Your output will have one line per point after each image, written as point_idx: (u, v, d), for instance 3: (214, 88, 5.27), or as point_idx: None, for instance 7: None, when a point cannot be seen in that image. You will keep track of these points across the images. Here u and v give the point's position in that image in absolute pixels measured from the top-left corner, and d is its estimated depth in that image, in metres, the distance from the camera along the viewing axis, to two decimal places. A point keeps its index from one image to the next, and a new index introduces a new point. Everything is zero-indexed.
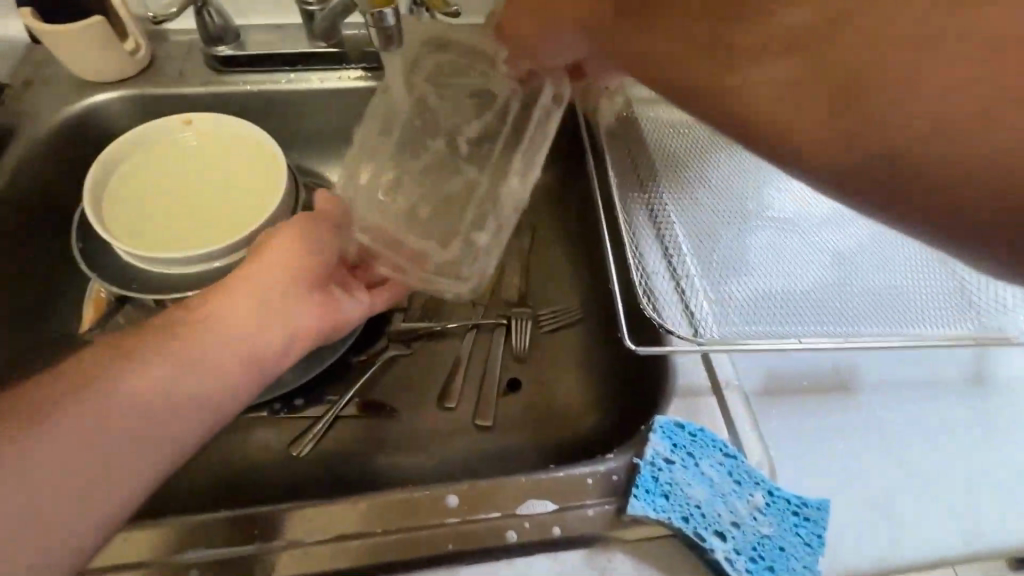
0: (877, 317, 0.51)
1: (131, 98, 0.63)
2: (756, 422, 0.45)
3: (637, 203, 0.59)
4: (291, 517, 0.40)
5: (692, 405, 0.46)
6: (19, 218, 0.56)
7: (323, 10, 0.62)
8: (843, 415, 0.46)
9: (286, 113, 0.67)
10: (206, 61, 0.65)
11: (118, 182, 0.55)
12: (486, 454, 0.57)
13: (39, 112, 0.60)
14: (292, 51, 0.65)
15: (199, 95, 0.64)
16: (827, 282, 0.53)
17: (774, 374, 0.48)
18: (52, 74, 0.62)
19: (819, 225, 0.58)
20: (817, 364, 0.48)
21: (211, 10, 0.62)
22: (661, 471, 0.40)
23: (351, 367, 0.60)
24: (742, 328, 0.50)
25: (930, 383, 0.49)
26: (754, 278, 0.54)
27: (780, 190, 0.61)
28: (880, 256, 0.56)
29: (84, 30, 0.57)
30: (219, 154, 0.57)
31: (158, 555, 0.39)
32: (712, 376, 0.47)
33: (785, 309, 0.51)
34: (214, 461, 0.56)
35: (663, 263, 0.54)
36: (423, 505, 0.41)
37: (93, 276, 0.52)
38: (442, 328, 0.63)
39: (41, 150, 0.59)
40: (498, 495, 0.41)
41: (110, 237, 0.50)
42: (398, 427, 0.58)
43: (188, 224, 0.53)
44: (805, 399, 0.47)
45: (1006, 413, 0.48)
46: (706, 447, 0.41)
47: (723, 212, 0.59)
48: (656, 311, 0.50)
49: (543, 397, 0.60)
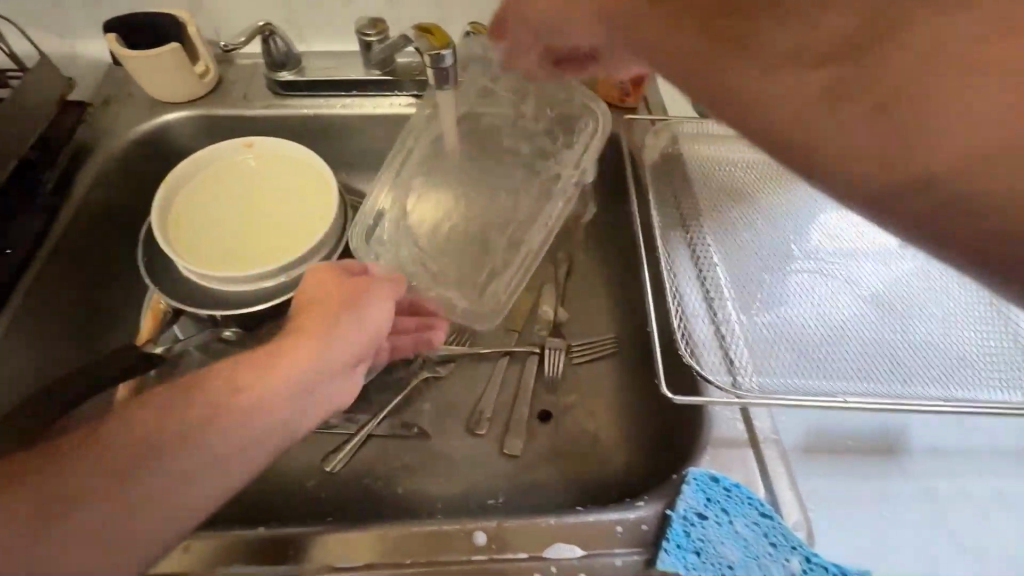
0: (925, 375, 0.49)
1: (199, 117, 0.67)
2: (794, 479, 0.44)
3: (679, 241, 0.58)
4: (323, 541, 0.41)
5: (728, 457, 0.45)
6: (95, 231, 0.60)
7: (380, 43, 0.64)
8: (889, 479, 0.45)
9: (341, 136, 0.70)
10: (268, 84, 0.69)
11: (183, 200, 0.58)
12: (513, 483, 0.57)
13: (115, 129, 0.64)
14: (348, 77, 0.67)
15: (260, 117, 0.68)
16: (871, 335, 0.52)
17: (815, 431, 0.46)
18: (129, 94, 0.67)
19: (863, 273, 0.57)
20: (863, 425, 0.47)
21: (276, 37, 0.65)
22: (693, 527, 0.39)
23: (386, 386, 0.62)
24: (782, 378, 0.49)
25: (985, 452, 0.46)
26: (795, 326, 0.53)
27: (824, 234, 0.60)
28: (924, 309, 0.54)
29: (161, 56, 0.61)
30: (275, 177, 0.61)
31: (195, 567, 0.41)
32: (749, 430, 0.46)
33: (826, 362, 0.50)
34: (252, 471, 0.58)
35: (702, 305, 0.54)
36: (452, 540, 0.41)
37: (156, 289, 0.55)
38: (476, 353, 0.64)
39: (116, 166, 0.63)
40: (526, 535, 0.41)
41: (173, 253, 0.53)
42: (428, 449, 0.59)
43: (244, 243, 0.56)
44: (844, 459, 0.45)
45: None
46: (740, 504, 0.40)
47: (768, 255, 0.58)
48: (694, 356, 0.49)
49: (573, 429, 0.60)
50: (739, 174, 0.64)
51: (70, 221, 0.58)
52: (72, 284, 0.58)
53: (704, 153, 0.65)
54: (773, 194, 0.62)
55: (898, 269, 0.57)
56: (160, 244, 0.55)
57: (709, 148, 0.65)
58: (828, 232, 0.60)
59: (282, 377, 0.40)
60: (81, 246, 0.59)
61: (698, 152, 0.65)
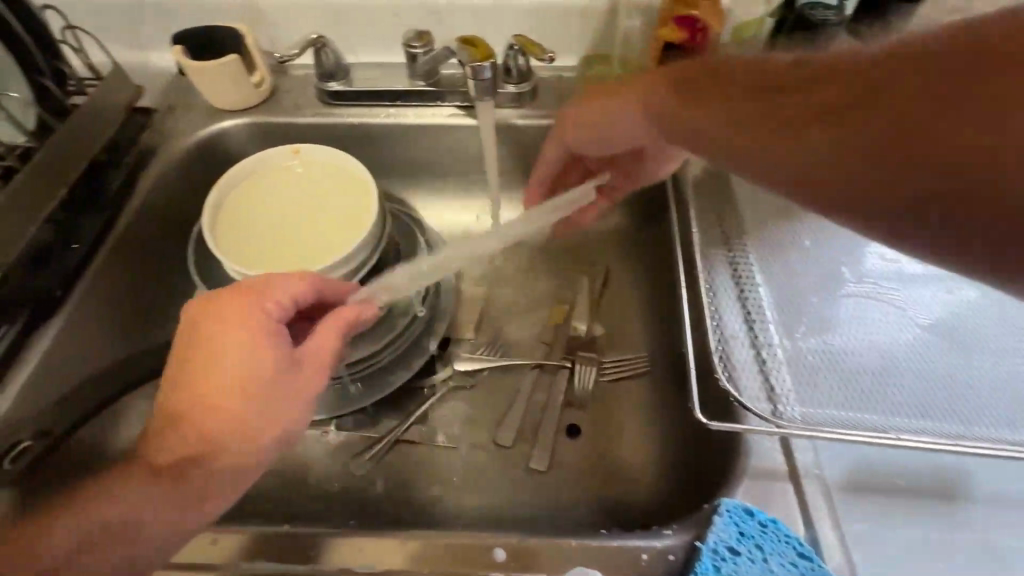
0: (992, 416, 0.45)
1: (253, 125, 0.70)
2: (837, 520, 0.41)
3: (720, 260, 0.56)
4: (343, 545, 0.42)
5: (765, 490, 0.42)
6: (153, 231, 0.64)
7: (426, 54, 0.66)
8: (947, 528, 0.41)
9: (383, 144, 0.72)
10: (317, 94, 0.71)
11: (233, 201, 0.61)
12: (538, 500, 0.57)
13: (176, 134, 0.68)
14: (393, 88, 0.69)
15: (308, 125, 0.70)
16: (931, 369, 0.48)
17: (863, 469, 0.43)
18: (191, 102, 0.71)
19: (923, 301, 0.53)
20: (917, 465, 0.43)
21: (327, 49, 0.67)
22: (724, 562, 0.37)
23: (415, 392, 0.63)
24: (827, 410, 0.46)
25: None
26: (844, 354, 0.50)
27: (880, 259, 0.56)
28: (991, 343, 0.50)
29: (221, 66, 0.64)
30: (320, 183, 0.63)
31: (221, 560, 0.42)
32: (789, 462, 0.43)
33: (879, 395, 0.47)
34: (283, 468, 0.59)
35: (743, 327, 0.51)
36: (473, 554, 0.41)
37: (204, 286, 0.58)
38: (507, 363, 0.64)
39: (175, 168, 0.67)
40: (547, 556, 0.40)
41: (220, 253, 0.56)
42: (454, 458, 0.60)
43: (285, 246, 0.59)
44: (894, 501, 0.42)
45: None
46: (777, 542, 0.37)
47: (815, 278, 0.55)
48: (731, 380, 0.47)
49: (601, 448, 0.59)
50: None
51: (131, 219, 0.61)
52: (128, 279, 0.61)
53: None
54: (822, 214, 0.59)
55: (963, 299, 0.53)
56: (209, 243, 0.57)
57: None
58: (883, 257, 0.56)
59: (283, 405, 0.41)
60: (137, 243, 0.62)
61: None
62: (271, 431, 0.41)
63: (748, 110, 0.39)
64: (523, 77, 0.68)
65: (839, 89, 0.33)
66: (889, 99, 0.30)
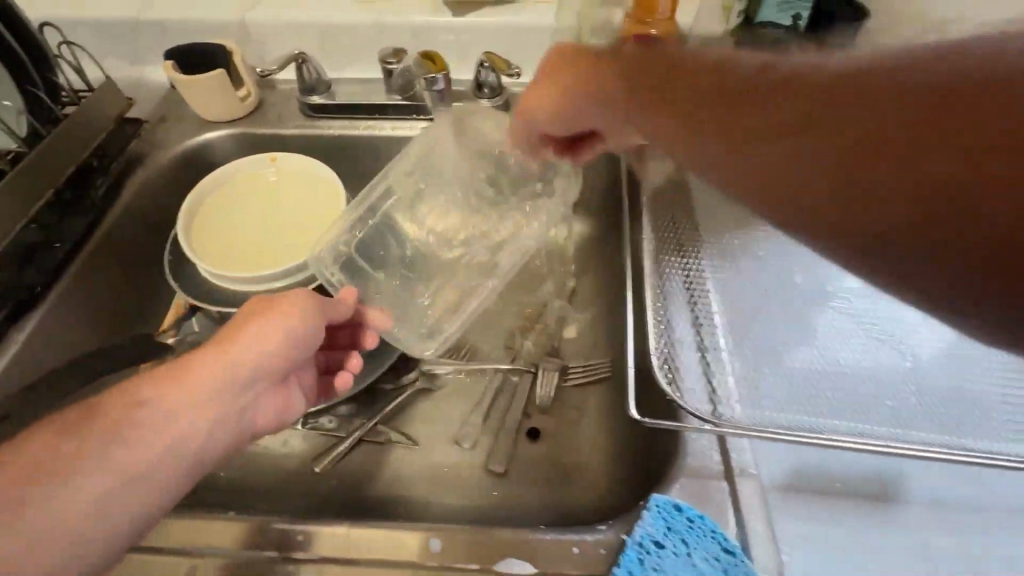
0: (931, 422, 0.45)
1: (238, 135, 0.74)
2: (770, 519, 0.41)
3: (673, 268, 0.57)
4: (284, 533, 0.43)
5: (699, 488, 0.43)
6: (138, 234, 0.67)
7: (400, 68, 0.69)
8: (879, 530, 0.41)
9: (363, 156, 0.76)
10: (300, 107, 0.75)
11: (209, 206, 0.64)
12: (494, 500, 0.58)
13: (165, 144, 0.71)
14: (371, 101, 0.73)
15: (291, 136, 0.74)
16: (876, 376, 0.49)
17: (800, 471, 0.44)
18: (181, 114, 0.75)
19: (872, 311, 0.54)
20: (853, 468, 0.44)
21: (309, 65, 0.71)
22: (648, 555, 0.38)
23: (381, 394, 0.65)
24: (767, 413, 0.46)
25: (999, 512, 0.42)
26: (789, 361, 0.50)
27: (833, 270, 0.57)
28: (938, 352, 0.50)
29: (208, 80, 0.68)
30: (293, 190, 0.66)
31: (166, 543, 0.43)
32: (725, 462, 0.44)
33: (821, 401, 0.47)
34: (252, 464, 0.62)
35: (691, 333, 0.52)
36: (407, 544, 0.42)
37: (178, 287, 0.61)
38: (470, 368, 0.66)
39: (163, 175, 0.70)
40: (481, 547, 0.41)
41: (193, 254, 0.59)
42: (416, 458, 0.61)
43: (257, 249, 0.61)
44: (829, 504, 0.42)
45: None
46: (702, 537, 0.38)
47: (767, 288, 0.56)
48: (674, 383, 0.48)
49: (559, 450, 0.61)
50: None
51: (115, 222, 0.65)
52: (111, 279, 0.64)
53: None
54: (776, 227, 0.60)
55: (912, 310, 0.53)
56: (183, 244, 0.60)
57: None
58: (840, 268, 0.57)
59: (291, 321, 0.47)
60: (121, 245, 0.65)
61: None
62: (276, 347, 0.46)
63: (711, 110, 0.34)
64: (495, 92, 0.71)
65: (813, 98, 0.29)
66: (865, 107, 0.27)
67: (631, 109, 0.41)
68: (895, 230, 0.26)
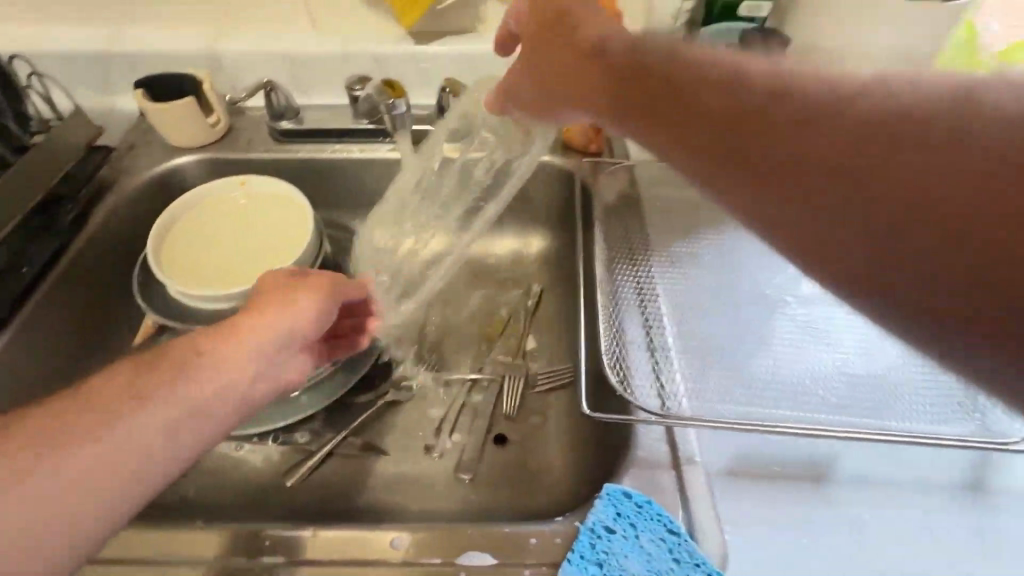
0: (860, 406, 0.49)
1: (208, 160, 0.76)
2: (713, 502, 0.44)
3: (625, 275, 0.61)
4: (254, 538, 0.44)
5: (649, 477, 0.46)
6: (106, 258, 0.68)
7: (365, 94, 0.73)
8: (814, 508, 0.45)
9: (332, 178, 0.79)
10: (270, 132, 0.78)
11: (179, 229, 0.66)
12: (463, 504, 0.60)
13: (134, 169, 0.73)
14: (339, 125, 0.76)
15: (261, 160, 0.76)
16: (811, 367, 0.53)
17: (741, 458, 0.47)
18: (151, 140, 0.77)
19: (808, 308, 0.58)
20: (790, 452, 0.47)
21: (277, 92, 0.74)
22: (599, 539, 0.40)
23: (352, 408, 0.67)
24: (711, 405, 0.50)
25: (925, 485, 0.46)
26: (732, 357, 0.54)
27: (772, 273, 0.61)
28: (868, 343, 0.55)
29: (178, 108, 0.70)
30: (263, 211, 0.67)
31: (133, 555, 0.44)
32: (672, 453, 0.47)
33: (761, 392, 0.51)
34: (224, 481, 0.62)
35: (641, 335, 0.56)
36: (374, 542, 0.43)
37: (146, 307, 0.62)
38: (439, 380, 0.69)
39: (132, 200, 0.72)
40: (444, 541, 0.43)
41: (161, 274, 0.60)
42: (387, 467, 0.63)
43: (225, 269, 0.63)
44: (769, 487, 0.46)
45: (1002, 527, 0.44)
46: (649, 520, 0.41)
47: (712, 291, 0.60)
48: (625, 381, 0.51)
49: (525, 454, 0.63)
50: (689, 214, 0.67)
51: (83, 246, 0.66)
52: (78, 302, 0.65)
53: (659, 196, 0.69)
54: (720, 235, 0.65)
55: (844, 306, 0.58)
56: (152, 267, 0.62)
57: (666, 190, 0.69)
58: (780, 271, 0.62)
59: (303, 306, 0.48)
60: (90, 268, 0.66)
61: (654, 194, 0.69)
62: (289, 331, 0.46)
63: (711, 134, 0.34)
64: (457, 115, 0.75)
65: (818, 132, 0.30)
66: (873, 148, 0.28)
67: (637, 116, 0.40)
68: (912, 254, 0.27)
